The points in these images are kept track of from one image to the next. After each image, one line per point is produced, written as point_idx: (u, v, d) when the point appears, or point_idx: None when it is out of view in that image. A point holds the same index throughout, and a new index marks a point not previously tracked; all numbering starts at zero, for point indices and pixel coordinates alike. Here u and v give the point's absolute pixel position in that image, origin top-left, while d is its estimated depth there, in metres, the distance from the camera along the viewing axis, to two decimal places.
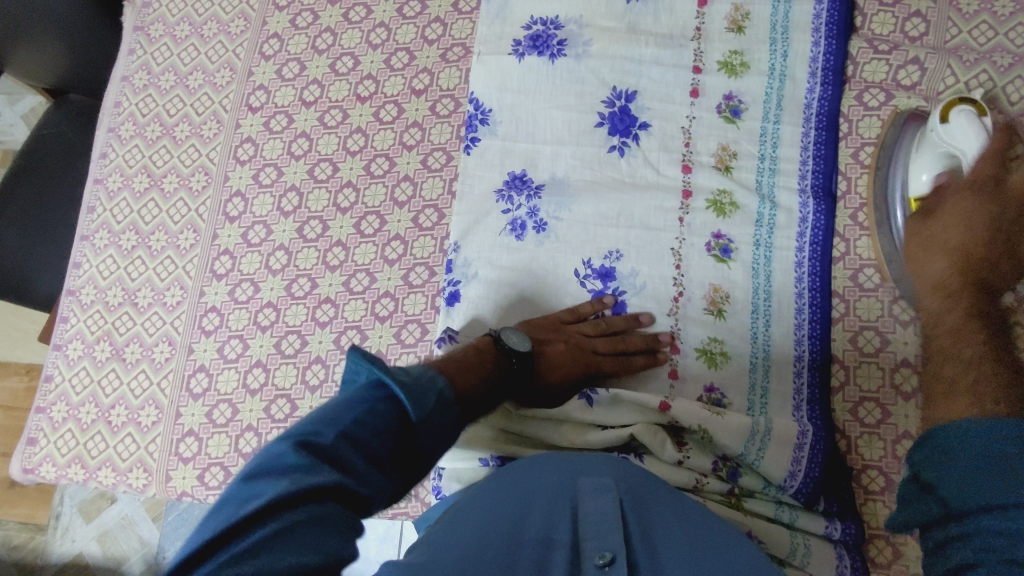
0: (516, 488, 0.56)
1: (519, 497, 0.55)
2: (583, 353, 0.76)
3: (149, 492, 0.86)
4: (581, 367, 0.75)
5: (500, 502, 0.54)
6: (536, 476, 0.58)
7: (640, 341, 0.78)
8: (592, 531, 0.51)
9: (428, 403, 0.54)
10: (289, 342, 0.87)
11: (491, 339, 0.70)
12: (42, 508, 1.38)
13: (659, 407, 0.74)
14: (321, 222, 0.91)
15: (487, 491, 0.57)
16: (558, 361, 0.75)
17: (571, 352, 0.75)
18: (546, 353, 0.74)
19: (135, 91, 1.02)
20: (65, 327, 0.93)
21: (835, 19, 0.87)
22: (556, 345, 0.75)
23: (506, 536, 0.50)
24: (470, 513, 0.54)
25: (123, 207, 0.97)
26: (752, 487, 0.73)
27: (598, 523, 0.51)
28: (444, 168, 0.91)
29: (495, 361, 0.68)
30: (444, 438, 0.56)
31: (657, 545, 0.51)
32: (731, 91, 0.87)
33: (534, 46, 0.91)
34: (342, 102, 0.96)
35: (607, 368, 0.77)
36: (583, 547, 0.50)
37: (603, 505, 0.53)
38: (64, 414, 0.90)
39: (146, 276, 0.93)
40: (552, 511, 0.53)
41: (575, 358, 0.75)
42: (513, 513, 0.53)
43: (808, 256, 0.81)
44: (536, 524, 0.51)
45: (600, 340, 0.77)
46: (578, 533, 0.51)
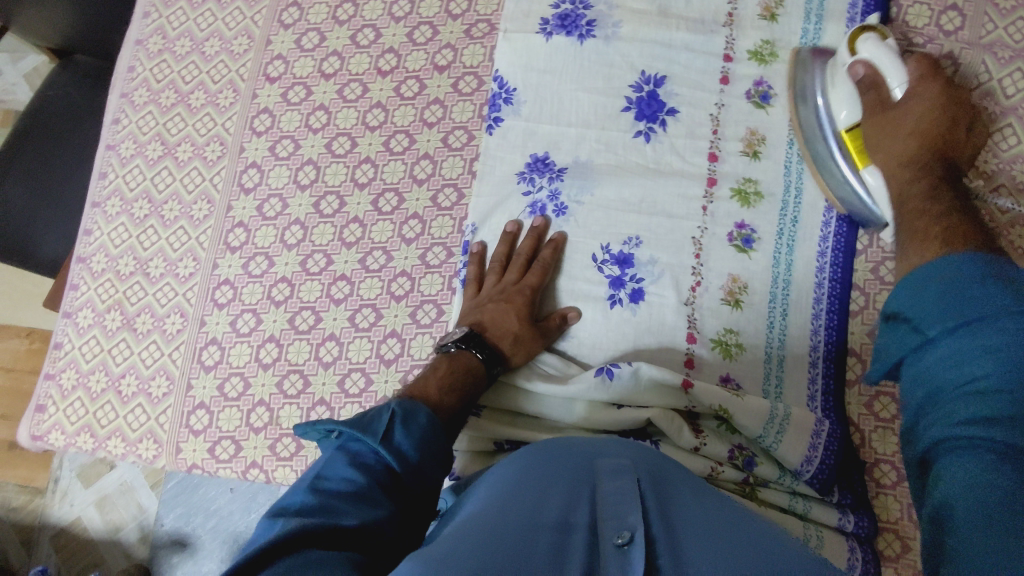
0: (533, 473, 0.56)
1: (533, 488, 0.54)
2: (506, 292, 0.78)
3: (158, 463, 0.86)
4: (517, 297, 0.77)
5: (515, 493, 0.54)
6: (554, 459, 0.58)
7: (531, 243, 0.81)
8: (610, 511, 0.50)
9: (386, 432, 0.56)
10: (303, 318, 0.86)
11: (439, 356, 0.73)
12: (42, 471, 1.38)
13: (680, 387, 0.73)
14: (338, 198, 0.90)
15: (508, 477, 0.57)
16: (494, 312, 0.76)
17: (499, 300, 0.77)
18: (482, 320, 0.76)
19: (149, 56, 1.00)
20: (75, 294, 0.92)
21: (870, 11, 0.85)
22: (486, 308, 0.77)
23: (522, 523, 0.49)
24: (490, 501, 0.54)
25: (135, 173, 0.95)
26: (767, 476, 0.73)
27: (615, 503, 0.50)
28: (465, 148, 0.89)
29: (451, 364, 0.71)
30: (433, 467, 0.58)
31: (675, 522, 0.50)
32: (760, 79, 0.86)
33: (562, 25, 0.89)
34: (362, 75, 0.94)
35: (535, 280, 0.79)
36: (601, 529, 0.49)
37: (620, 483, 0.53)
38: (73, 381, 0.89)
39: (159, 246, 0.92)
40: (570, 496, 0.52)
41: (506, 299, 0.77)
42: (530, 501, 0.52)
43: (831, 254, 0.80)
44: (553, 510, 0.51)
45: (510, 272, 0.80)
46: (598, 516, 0.50)
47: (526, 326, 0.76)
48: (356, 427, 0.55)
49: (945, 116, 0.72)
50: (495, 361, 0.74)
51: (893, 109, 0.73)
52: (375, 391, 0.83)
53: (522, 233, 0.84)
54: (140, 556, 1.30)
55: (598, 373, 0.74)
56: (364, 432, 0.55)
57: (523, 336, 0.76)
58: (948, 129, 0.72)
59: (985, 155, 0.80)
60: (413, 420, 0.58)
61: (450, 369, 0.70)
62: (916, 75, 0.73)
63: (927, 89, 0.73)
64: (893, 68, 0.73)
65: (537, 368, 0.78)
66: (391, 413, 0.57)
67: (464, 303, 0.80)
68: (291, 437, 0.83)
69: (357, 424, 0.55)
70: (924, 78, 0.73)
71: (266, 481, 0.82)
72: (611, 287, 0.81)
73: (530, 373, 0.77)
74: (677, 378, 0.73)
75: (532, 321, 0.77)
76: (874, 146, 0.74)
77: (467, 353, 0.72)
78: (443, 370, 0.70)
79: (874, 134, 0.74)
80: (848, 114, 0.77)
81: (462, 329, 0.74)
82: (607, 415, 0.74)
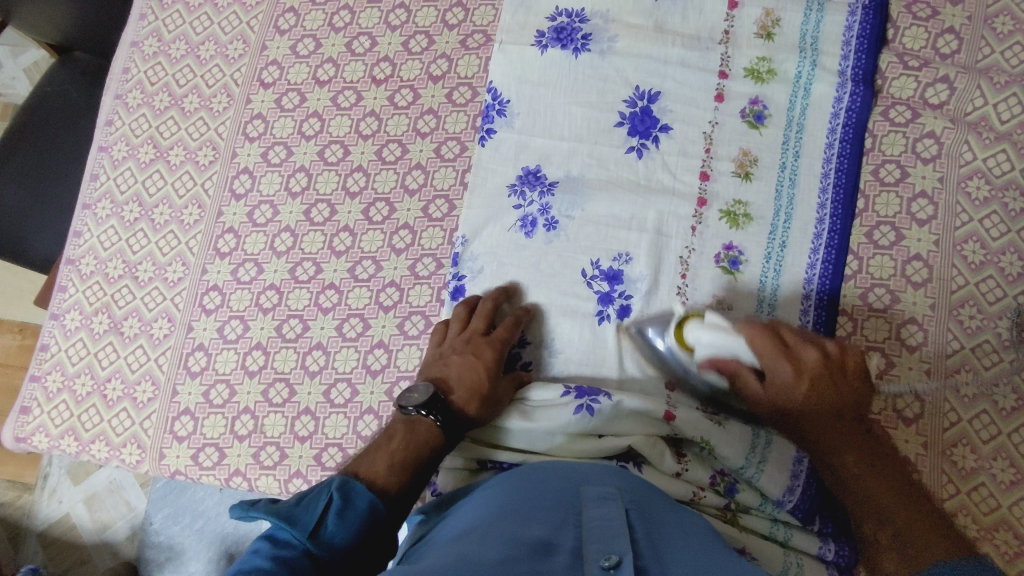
0: (518, 499, 0.57)
1: (517, 516, 0.53)
2: (472, 344, 0.75)
3: (141, 469, 0.85)
4: (486, 351, 0.75)
5: (498, 521, 0.53)
6: (540, 493, 0.58)
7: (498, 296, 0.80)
8: (596, 534, 0.50)
9: (317, 524, 0.56)
10: (290, 326, 0.86)
11: (397, 414, 0.70)
12: (29, 469, 1.37)
13: (663, 418, 0.73)
14: (329, 206, 0.90)
15: (492, 502, 0.58)
16: (460, 366, 0.74)
17: (464, 354, 0.75)
18: (445, 378, 0.73)
19: (144, 58, 0.99)
20: (63, 296, 0.92)
21: (867, 33, 0.85)
22: (451, 361, 0.74)
23: (507, 542, 0.48)
24: (475, 523, 0.54)
25: (127, 176, 0.95)
26: (748, 503, 0.73)
27: (601, 531, 0.50)
28: (457, 159, 0.89)
29: (408, 429, 0.68)
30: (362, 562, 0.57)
31: (659, 548, 0.50)
32: (755, 98, 0.85)
33: (557, 38, 0.89)
34: (356, 83, 0.94)
35: (502, 334, 0.77)
36: (586, 550, 0.48)
37: (607, 512, 0.53)
38: (58, 384, 0.89)
39: (148, 249, 0.92)
40: (557, 518, 0.53)
41: (474, 352, 0.75)
42: (514, 525, 0.52)
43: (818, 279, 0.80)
44: (537, 533, 0.50)
45: (478, 321, 0.78)
46: (582, 539, 0.50)
47: (493, 382, 0.74)
48: (284, 515, 0.55)
49: (827, 385, 0.66)
50: (458, 423, 0.71)
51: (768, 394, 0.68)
52: (361, 401, 0.82)
53: (491, 282, 0.83)
54: (125, 555, 1.30)
55: (579, 409, 0.74)
56: (291, 524, 0.55)
57: (491, 394, 0.73)
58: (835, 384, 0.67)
59: (977, 182, 0.80)
60: (350, 506, 0.58)
61: (405, 444, 0.66)
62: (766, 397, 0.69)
63: (783, 375, 0.67)
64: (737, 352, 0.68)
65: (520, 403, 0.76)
66: (324, 503, 0.57)
67: (428, 351, 0.78)
68: (275, 446, 0.82)
69: (285, 516, 0.55)
70: (773, 354, 0.67)
71: (249, 489, 0.82)
72: (599, 303, 0.81)
73: (510, 405, 0.76)
74: (660, 408, 0.73)
75: (500, 376, 0.75)
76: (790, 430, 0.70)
77: (426, 418, 0.69)
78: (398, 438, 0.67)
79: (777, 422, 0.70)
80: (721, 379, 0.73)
81: (426, 388, 0.71)
82: (589, 443, 0.74)
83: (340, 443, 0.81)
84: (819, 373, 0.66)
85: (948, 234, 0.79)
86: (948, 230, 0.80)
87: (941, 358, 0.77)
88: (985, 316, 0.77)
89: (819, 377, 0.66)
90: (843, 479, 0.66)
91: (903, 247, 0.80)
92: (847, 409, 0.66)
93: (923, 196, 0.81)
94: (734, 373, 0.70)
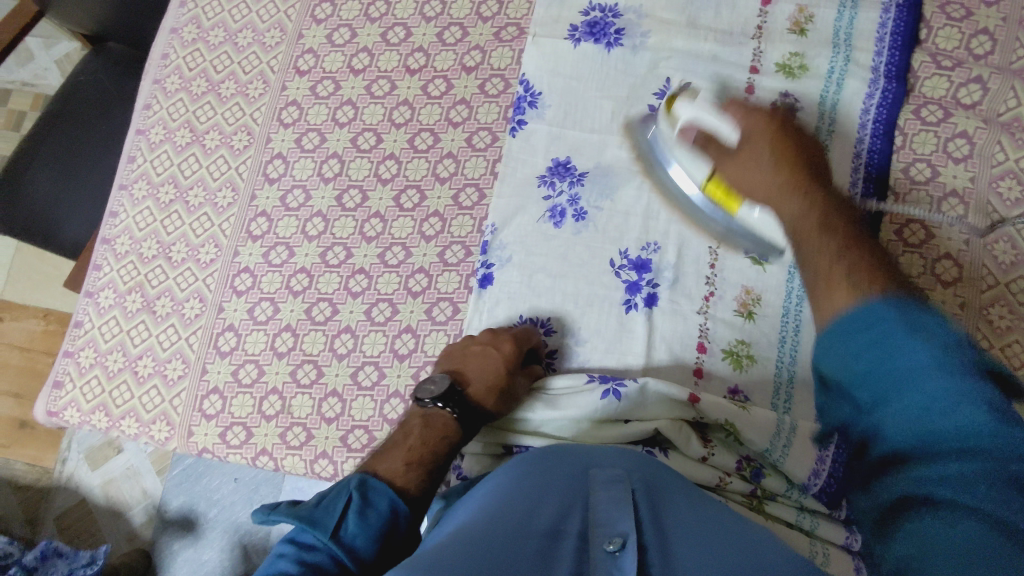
0: (528, 481, 0.57)
1: (528, 497, 0.54)
2: (493, 341, 0.76)
3: (170, 446, 0.86)
4: (505, 343, 0.76)
5: (510, 501, 0.54)
6: (552, 469, 0.58)
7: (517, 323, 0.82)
8: (602, 517, 0.51)
9: (338, 525, 0.56)
10: (319, 309, 0.87)
11: (416, 406, 0.71)
12: (51, 450, 1.39)
13: (687, 401, 0.74)
14: (360, 192, 0.91)
15: (504, 482, 0.58)
16: (477, 360, 0.75)
17: (484, 350, 0.75)
18: (463, 373, 0.74)
19: (183, 44, 1.01)
20: (98, 274, 0.94)
21: (900, 31, 0.85)
22: (471, 355, 0.75)
23: (514, 528, 0.49)
24: (486, 504, 0.55)
25: (163, 158, 0.97)
26: (774, 489, 0.73)
27: (608, 512, 0.51)
28: (488, 149, 0.90)
29: (427, 424, 0.69)
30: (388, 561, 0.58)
31: (664, 526, 0.51)
32: (787, 93, 0.85)
33: (590, 32, 0.90)
34: (391, 72, 0.95)
35: (521, 334, 0.78)
36: (591, 535, 0.49)
37: (614, 493, 0.53)
38: (91, 360, 0.90)
39: (182, 231, 0.93)
40: (564, 501, 0.53)
41: (493, 346, 0.75)
42: (525, 508, 0.53)
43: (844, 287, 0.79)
44: (545, 517, 0.51)
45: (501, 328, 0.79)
46: (589, 521, 0.51)
47: (510, 376, 0.74)
48: (306, 518, 0.56)
49: (790, 142, 0.65)
50: (474, 416, 0.72)
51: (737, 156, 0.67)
52: (388, 384, 0.83)
53: (519, 270, 0.84)
54: (142, 538, 1.32)
55: (605, 395, 0.75)
56: (314, 526, 0.55)
57: (508, 387, 0.74)
58: (801, 146, 0.65)
59: (1009, 182, 0.80)
60: (372, 504, 0.59)
61: (422, 441, 0.67)
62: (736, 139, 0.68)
63: (755, 121, 0.67)
64: (712, 117, 0.70)
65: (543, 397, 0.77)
66: (344, 503, 0.57)
67: (448, 347, 0.79)
68: (302, 427, 0.83)
69: (307, 518, 0.55)
70: (748, 114, 0.68)
71: (275, 468, 0.83)
72: (627, 292, 0.82)
73: (534, 398, 0.77)
74: (685, 392, 0.74)
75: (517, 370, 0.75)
76: (749, 194, 0.67)
77: (444, 411, 0.70)
78: (416, 433, 0.68)
79: (738, 179, 0.68)
80: (700, 172, 0.75)
81: (444, 380, 0.72)
82: (614, 428, 0.75)
83: (366, 425, 0.82)
84: (784, 138, 0.66)
85: (980, 233, 0.79)
86: (979, 230, 0.79)
87: None
88: (1016, 316, 0.77)
89: (785, 141, 0.65)
90: (806, 241, 0.57)
91: (933, 245, 0.80)
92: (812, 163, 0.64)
93: (954, 195, 0.81)
94: (707, 140, 0.71)
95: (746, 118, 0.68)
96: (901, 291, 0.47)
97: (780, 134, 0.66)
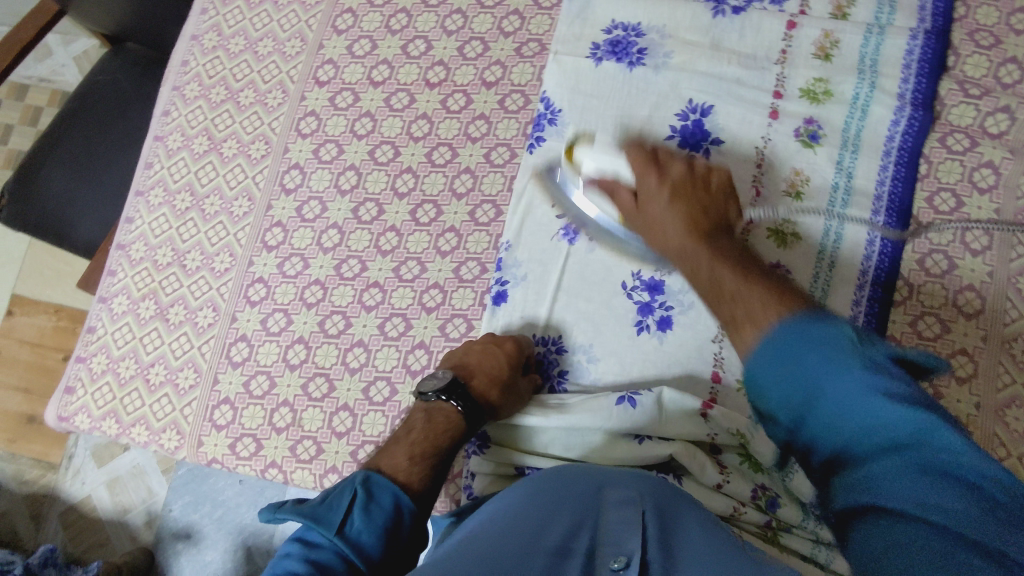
0: (539, 498, 0.56)
1: (539, 512, 0.54)
2: (494, 340, 0.77)
3: (179, 455, 0.86)
4: (507, 342, 0.77)
5: (519, 518, 0.54)
6: (565, 486, 0.58)
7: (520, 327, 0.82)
8: (611, 539, 0.49)
9: (342, 521, 0.58)
10: (333, 322, 0.87)
11: (419, 399, 0.74)
12: (56, 447, 1.39)
13: (701, 411, 0.74)
14: (377, 205, 0.90)
15: (515, 503, 0.57)
16: (478, 357, 0.76)
17: (485, 348, 0.76)
18: (465, 369, 0.76)
19: (204, 51, 1.01)
20: (112, 280, 0.94)
21: (928, 58, 0.84)
22: (473, 353, 0.77)
23: (519, 546, 0.49)
24: (495, 523, 0.54)
25: (180, 166, 0.97)
26: (790, 519, 0.71)
27: (615, 530, 0.50)
28: (506, 165, 0.89)
29: (428, 420, 0.71)
30: (397, 556, 0.60)
31: (672, 545, 0.49)
32: (810, 118, 0.85)
33: (612, 51, 0.89)
34: (410, 85, 0.95)
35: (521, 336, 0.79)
36: (599, 552, 0.49)
37: (625, 515, 0.52)
38: (103, 366, 0.90)
39: (197, 239, 0.93)
40: (575, 524, 0.52)
41: (495, 344, 0.77)
42: (533, 524, 0.52)
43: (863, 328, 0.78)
44: (553, 534, 0.51)
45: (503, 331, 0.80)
46: (598, 540, 0.50)
47: (512, 372, 0.75)
48: (310, 515, 0.58)
49: (687, 193, 0.70)
50: (476, 415, 0.73)
51: (642, 211, 0.71)
52: (400, 400, 0.83)
53: (533, 290, 0.83)
54: (144, 540, 1.31)
55: (620, 401, 0.75)
56: (319, 523, 0.57)
57: (511, 384, 0.75)
58: (697, 191, 0.70)
59: None
60: (375, 498, 0.61)
61: (423, 435, 0.70)
62: (638, 221, 0.72)
63: (648, 181, 0.70)
64: (617, 162, 0.73)
65: (551, 403, 0.77)
66: (349, 499, 0.60)
67: (453, 348, 0.81)
68: (312, 441, 0.83)
69: (312, 516, 0.58)
70: (643, 162, 0.71)
71: (283, 481, 0.83)
72: (639, 313, 0.81)
73: (543, 406, 0.77)
74: (697, 401, 0.74)
75: (518, 368, 0.76)
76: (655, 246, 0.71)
77: (446, 404, 0.73)
78: (418, 429, 0.70)
79: (646, 230, 0.71)
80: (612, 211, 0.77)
81: (446, 376, 0.74)
82: (628, 449, 0.74)
83: (377, 441, 0.81)
84: (684, 174, 0.71)
85: (1004, 265, 0.78)
86: (1003, 262, 0.78)
87: (991, 393, 0.75)
88: None
89: (687, 179, 0.71)
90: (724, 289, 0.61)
91: (955, 276, 0.79)
92: (705, 218, 0.68)
93: (978, 226, 0.80)
94: (611, 190, 0.74)
95: (645, 155, 0.72)
96: (795, 318, 0.52)
97: (686, 183, 0.70)
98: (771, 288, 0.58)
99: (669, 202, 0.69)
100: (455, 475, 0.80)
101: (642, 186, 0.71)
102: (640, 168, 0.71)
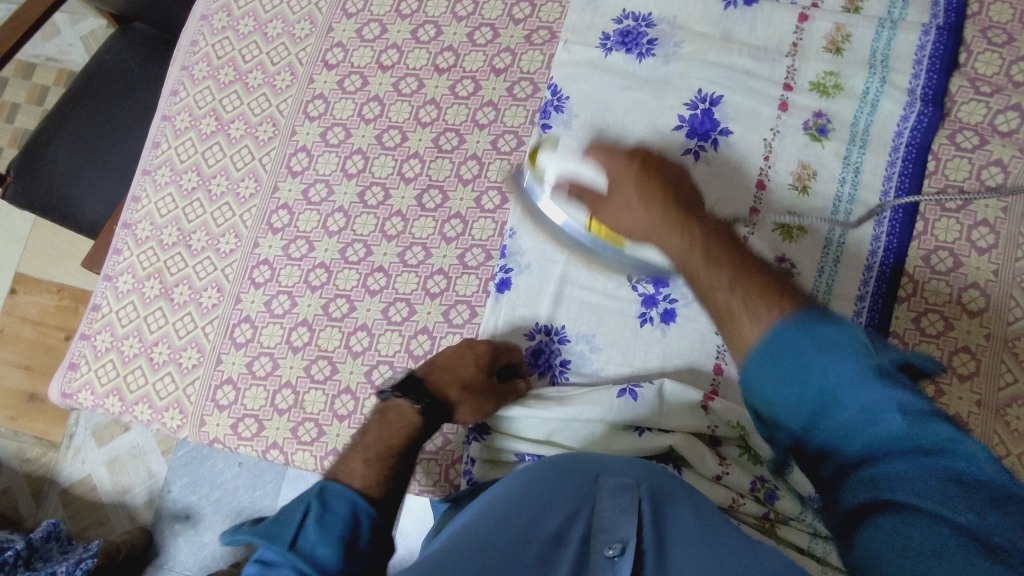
0: (534, 485, 0.56)
1: (534, 499, 0.54)
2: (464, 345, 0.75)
3: (181, 434, 0.87)
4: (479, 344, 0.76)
5: (513, 506, 0.54)
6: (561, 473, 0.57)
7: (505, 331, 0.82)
8: (604, 523, 0.49)
9: (295, 535, 0.53)
10: (336, 306, 0.87)
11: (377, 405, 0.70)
12: (57, 425, 1.40)
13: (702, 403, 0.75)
14: (383, 189, 0.90)
15: (506, 492, 0.56)
16: (447, 360, 0.74)
17: (454, 351, 0.75)
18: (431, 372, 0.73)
19: (213, 32, 1.01)
20: (118, 259, 0.94)
21: (939, 54, 0.84)
22: (442, 357, 0.75)
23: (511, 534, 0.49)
24: (490, 508, 0.54)
25: (188, 146, 0.97)
26: (788, 511, 0.72)
27: (609, 515, 0.50)
28: (514, 152, 0.89)
29: (384, 423, 0.67)
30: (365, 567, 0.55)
31: (666, 531, 0.49)
32: (819, 111, 0.84)
33: (622, 42, 0.89)
34: (419, 70, 0.95)
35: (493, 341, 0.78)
36: (593, 539, 0.49)
37: (619, 501, 0.51)
38: (107, 344, 0.91)
39: (203, 219, 0.93)
40: (569, 512, 0.52)
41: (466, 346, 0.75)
42: (528, 511, 0.52)
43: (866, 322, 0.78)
44: (547, 521, 0.51)
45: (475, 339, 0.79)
46: (592, 526, 0.50)
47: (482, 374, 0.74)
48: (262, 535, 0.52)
49: (653, 175, 0.65)
50: (438, 415, 0.70)
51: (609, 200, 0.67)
52: None
53: (536, 278, 0.83)
54: (143, 519, 1.32)
55: (620, 394, 0.75)
56: (271, 542, 0.52)
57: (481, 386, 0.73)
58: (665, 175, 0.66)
59: None
60: (333, 508, 0.56)
61: (378, 438, 0.66)
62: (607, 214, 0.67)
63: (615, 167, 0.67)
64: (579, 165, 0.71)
65: (550, 396, 0.77)
66: (302, 512, 0.54)
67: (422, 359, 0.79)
68: (313, 423, 0.83)
69: (264, 534, 0.52)
70: (611, 157, 0.68)
71: (284, 462, 0.83)
72: (643, 304, 0.81)
73: (543, 398, 0.77)
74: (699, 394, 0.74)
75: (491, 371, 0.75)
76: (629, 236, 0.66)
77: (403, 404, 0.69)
78: (374, 433, 0.66)
79: (614, 223, 0.67)
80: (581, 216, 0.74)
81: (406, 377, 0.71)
82: (630, 440, 0.74)
83: None
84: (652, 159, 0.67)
85: (1009, 264, 0.78)
86: (1008, 261, 0.78)
87: (993, 391, 0.75)
88: None
89: (654, 160, 0.67)
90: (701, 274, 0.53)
91: (960, 274, 0.79)
92: (676, 192, 0.64)
93: (984, 225, 0.79)
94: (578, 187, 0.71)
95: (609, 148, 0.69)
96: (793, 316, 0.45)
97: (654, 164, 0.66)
98: (743, 269, 0.51)
99: (637, 183, 0.65)
100: (454, 460, 0.81)
101: (610, 173, 0.68)
102: (606, 159, 0.68)
